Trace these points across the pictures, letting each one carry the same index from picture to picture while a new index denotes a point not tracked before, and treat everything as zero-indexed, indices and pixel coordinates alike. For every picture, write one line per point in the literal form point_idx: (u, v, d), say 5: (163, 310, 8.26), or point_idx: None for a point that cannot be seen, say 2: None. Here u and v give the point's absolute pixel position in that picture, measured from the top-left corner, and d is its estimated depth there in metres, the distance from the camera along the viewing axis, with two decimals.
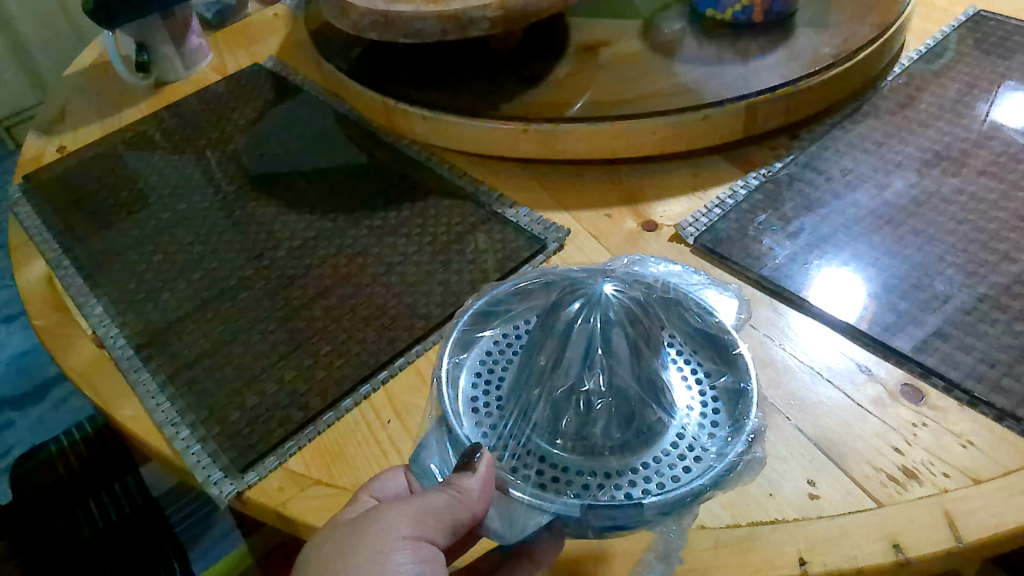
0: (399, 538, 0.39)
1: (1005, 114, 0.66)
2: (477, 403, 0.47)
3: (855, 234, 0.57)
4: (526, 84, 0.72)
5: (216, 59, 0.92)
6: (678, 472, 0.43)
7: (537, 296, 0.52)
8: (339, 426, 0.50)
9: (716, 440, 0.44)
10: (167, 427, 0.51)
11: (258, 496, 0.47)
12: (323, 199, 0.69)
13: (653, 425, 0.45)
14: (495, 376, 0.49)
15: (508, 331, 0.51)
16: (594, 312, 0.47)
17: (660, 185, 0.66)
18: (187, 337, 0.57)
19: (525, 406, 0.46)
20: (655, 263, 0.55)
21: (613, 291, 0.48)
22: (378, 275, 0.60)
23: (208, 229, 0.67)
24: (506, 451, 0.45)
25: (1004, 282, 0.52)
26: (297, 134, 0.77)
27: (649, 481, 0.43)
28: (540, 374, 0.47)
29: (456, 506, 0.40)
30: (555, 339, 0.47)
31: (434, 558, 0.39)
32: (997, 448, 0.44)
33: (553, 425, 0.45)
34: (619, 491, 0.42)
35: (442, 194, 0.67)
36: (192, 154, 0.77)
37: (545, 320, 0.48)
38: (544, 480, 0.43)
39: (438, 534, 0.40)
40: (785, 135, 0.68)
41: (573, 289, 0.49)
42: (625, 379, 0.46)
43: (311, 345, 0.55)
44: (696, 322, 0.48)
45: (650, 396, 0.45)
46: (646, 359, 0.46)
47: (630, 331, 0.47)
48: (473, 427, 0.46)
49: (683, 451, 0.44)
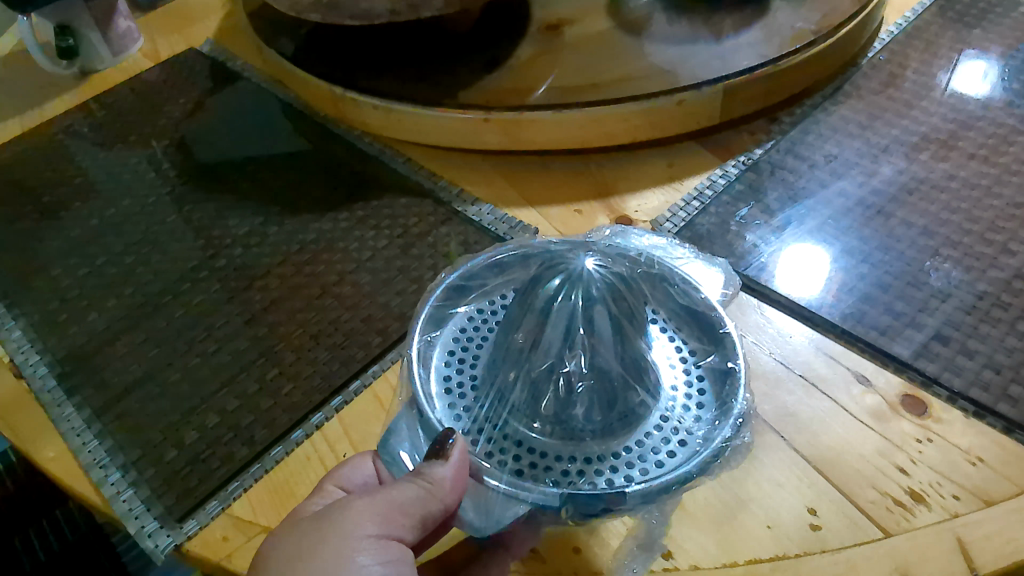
0: (364, 538, 0.35)
1: (963, 83, 0.64)
2: (451, 383, 0.43)
3: (843, 228, 0.53)
4: (484, 68, 0.67)
5: (147, 43, 0.84)
6: (663, 458, 0.39)
7: (515, 269, 0.46)
8: (289, 463, 0.45)
9: (701, 424, 0.40)
10: (95, 470, 0.45)
11: (199, 549, 0.42)
12: (268, 198, 0.62)
13: (636, 408, 0.41)
14: (469, 354, 0.44)
15: (485, 307, 0.47)
16: (576, 289, 0.41)
17: (633, 176, 0.61)
18: (117, 364, 0.51)
19: (501, 388, 0.42)
20: (638, 237, 0.52)
21: (596, 265, 0.42)
22: (329, 285, 0.55)
23: (141, 236, 0.61)
24: (481, 436, 0.41)
25: (1003, 277, 0.48)
26: (238, 126, 0.71)
27: (633, 467, 0.39)
28: (518, 355, 0.42)
29: (427, 499, 0.36)
30: (534, 317, 0.42)
31: (401, 558, 0.36)
32: (1008, 465, 0.40)
33: (532, 407, 0.41)
34: (601, 478, 0.39)
35: (398, 191, 0.61)
36: (122, 151, 0.69)
37: (524, 294, 0.43)
38: (521, 466, 0.40)
39: (405, 530, 0.36)
40: (764, 118, 0.64)
41: (552, 264, 0.43)
42: (607, 360, 0.41)
43: (256, 369, 0.50)
44: (681, 298, 0.44)
45: (634, 377, 0.41)
46: (631, 339, 0.41)
47: (613, 310, 0.41)
48: (446, 410, 0.42)
49: (668, 436, 0.40)
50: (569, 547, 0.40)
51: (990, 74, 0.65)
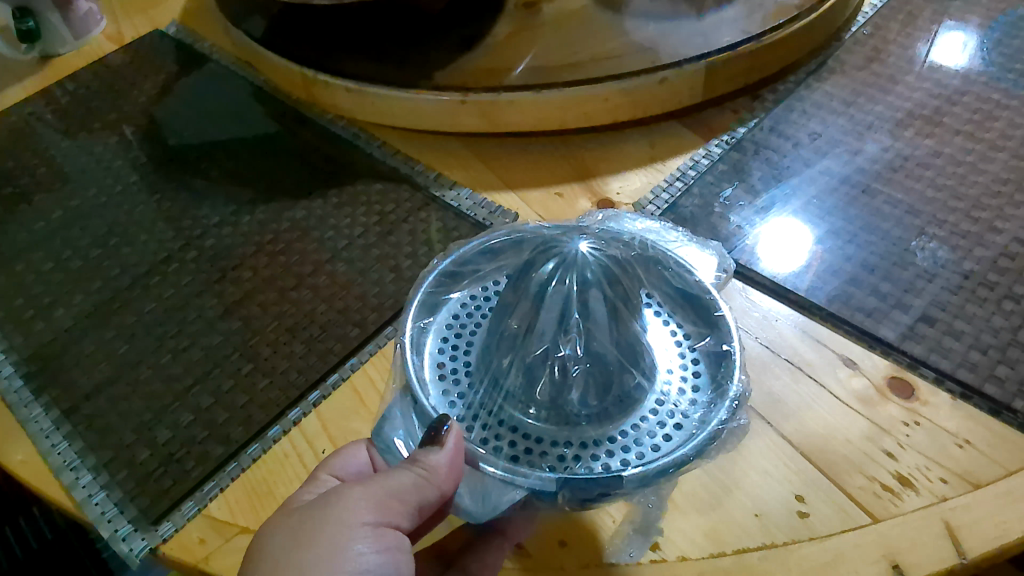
0: (360, 526, 0.34)
1: (942, 55, 0.64)
2: (445, 369, 0.41)
3: (828, 208, 0.52)
4: (460, 48, 0.65)
5: (110, 26, 0.81)
6: (659, 442, 0.38)
7: (508, 254, 0.45)
8: (267, 460, 0.44)
9: (697, 407, 0.39)
10: (65, 473, 0.44)
11: (175, 552, 0.40)
12: (240, 187, 0.61)
13: (632, 391, 0.40)
14: (463, 340, 0.43)
15: (477, 292, 0.45)
16: (570, 273, 0.40)
17: (614, 158, 0.60)
18: (86, 362, 0.50)
19: (495, 374, 0.40)
20: (632, 221, 0.50)
21: (590, 248, 0.41)
22: (304, 276, 0.53)
23: (108, 228, 0.59)
24: (476, 422, 0.39)
25: (990, 256, 0.48)
26: (206, 111, 0.68)
27: (629, 451, 0.38)
28: (512, 340, 0.41)
29: (424, 486, 0.35)
30: (528, 302, 0.41)
31: (399, 545, 0.35)
32: (996, 447, 0.40)
33: (527, 392, 0.40)
34: (597, 462, 0.37)
35: (374, 177, 0.60)
36: (86, 139, 0.67)
37: (518, 279, 0.42)
38: (517, 452, 0.39)
39: (403, 517, 0.35)
40: (747, 96, 0.63)
41: (546, 248, 0.42)
42: (603, 344, 0.40)
43: (231, 364, 0.48)
44: (676, 281, 0.43)
45: (630, 360, 0.40)
46: (626, 322, 0.41)
47: (608, 293, 0.40)
48: (439, 396, 0.40)
49: (663, 420, 0.39)
50: (555, 540, 0.40)
51: (970, 45, 0.64)
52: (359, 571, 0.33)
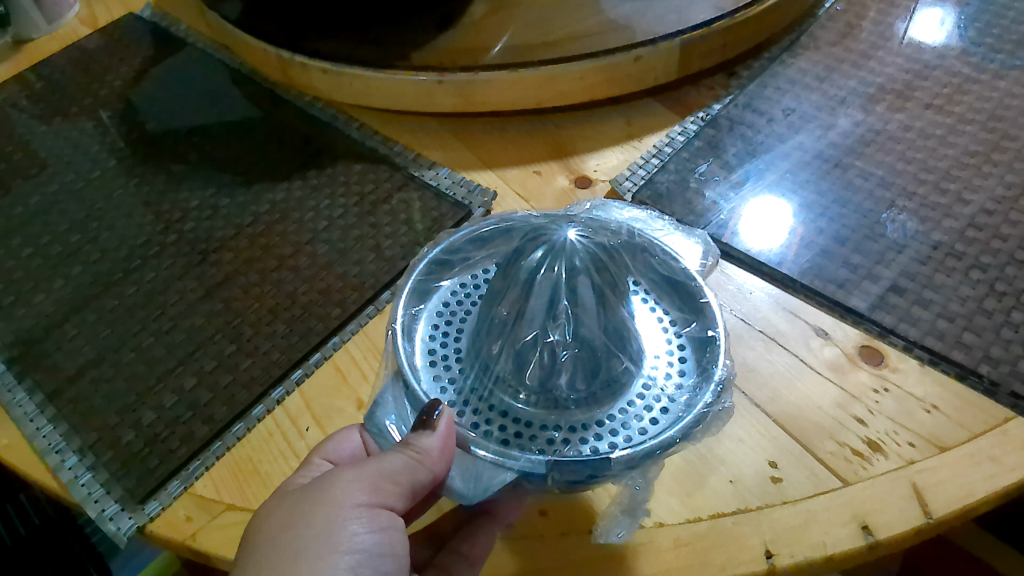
0: (353, 507, 0.34)
1: (921, 31, 0.64)
2: (435, 355, 0.42)
3: (802, 181, 0.53)
4: (437, 28, 0.65)
5: (84, 9, 0.80)
6: (646, 425, 0.39)
7: (497, 243, 0.45)
8: (251, 439, 0.44)
9: (683, 391, 0.40)
10: (51, 455, 0.44)
11: (163, 530, 0.41)
12: (219, 170, 0.61)
13: (620, 375, 0.40)
14: (453, 327, 0.43)
15: (467, 280, 0.45)
16: (559, 260, 0.41)
17: (591, 136, 0.60)
18: (68, 346, 0.50)
19: (485, 360, 0.41)
20: (619, 209, 0.50)
21: (578, 235, 0.42)
22: (285, 258, 0.54)
23: (86, 213, 0.59)
24: (467, 407, 0.40)
25: (958, 227, 0.49)
26: (183, 94, 0.68)
27: (617, 435, 0.38)
28: (501, 327, 0.41)
29: (416, 468, 0.35)
30: (517, 288, 0.41)
31: (392, 524, 0.35)
32: (961, 412, 0.41)
33: (517, 377, 0.41)
34: (585, 445, 0.38)
35: (353, 158, 0.60)
36: (62, 124, 0.66)
37: (507, 267, 0.42)
38: (507, 436, 0.39)
39: (397, 498, 0.35)
40: (722, 73, 0.64)
41: (534, 236, 0.43)
42: (591, 329, 0.41)
43: (213, 346, 0.49)
44: (662, 268, 0.43)
45: (617, 345, 0.40)
46: (614, 309, 0.41)
47: (596, 279, 0.41)
48: (430, 381, 0.41)
49: (650, 404, 0.39)
50: (535, 510, 0.41)
51: (947, 22, 0.65)
52: (353, 551, 0.34)
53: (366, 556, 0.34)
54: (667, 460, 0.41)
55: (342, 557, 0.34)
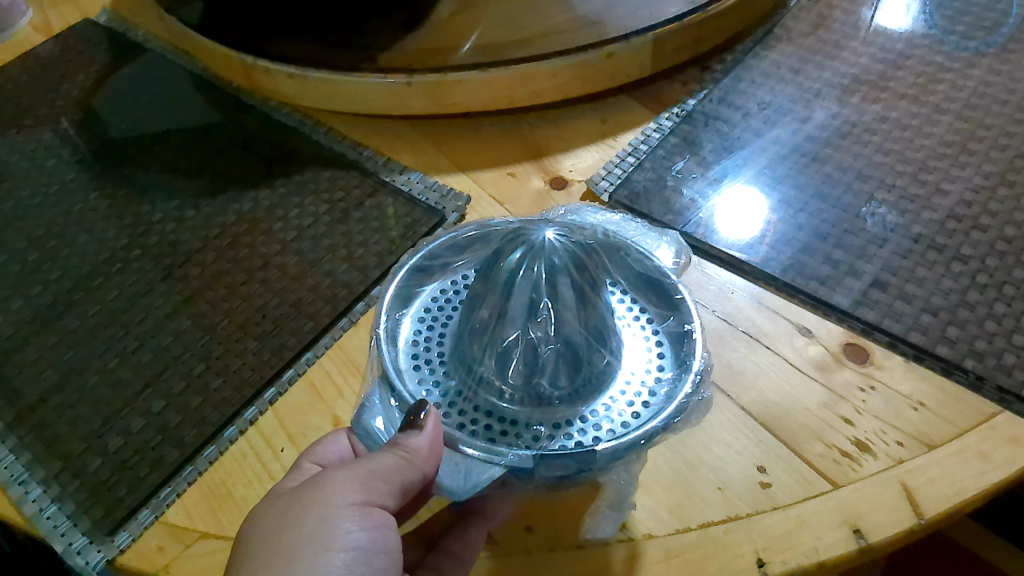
0: (347, 506, 0.33)
1: (887, 18, 0.64)
2: (419, 358, 0.41)
3: (779, 177, 0.52)
4: (405, 27, 0.63)
5: (37, 16, 0.77)
6: (628, 419, 0.38)
7: (476, 248, 0.44)
8: (224, 463, 0.43)
9: (664, 384, 0.39)
10: (13, 487, 0.42)
11: (133, 562, 0.39)
12: (182, 181, 0.59)
13: (602, 370, 0.39)
14: (436, 332, 0.42)
15: (447, 287, 0.44)
16: (538, 260, 0.40)
17: (566, 134, 0.59)
18: (29, 371, 0.48)
19: (468, 361, 0.40)
20: (592, 214, 0.49)
21: (556, 235, 0.41)
22: (254, 271, 0.52)
23: (44, 231, 0.56)
24: (453, 408, 0.39)
25: (938, 218, 0.48)
26: (144, 103, 0.66)
27: (600, 428, 0.37)
28: (483, 328, 0.40)
29: (405, 468, 0.34)
30: (497, 292, 0.41)
31: (385, 523, 0.34)
32: (948, 407, 0.41)
33: (500, 376, 0.39)
34: (569, 441, 0.37)
35: (322, 163, 0.58)
36: (16, 137, 0.64)
37: (487, 270, 0.42)
38: (493, 435, 0.38)
39: (389, 498, 0.34)
40: (696, 67, 0.63)
41: (512, 237, 0.42)
42: (572, 326, 0.40)
43: (183, 365, 0.47)
44: (636, 266, 0.42)
45: (598, 340, 0.40)
46: (594, 305, 0.40)
47: (576, 278, 0.41)
48: (416, 386, 0.39)
49: (631, 400, 0.38)
50: (522, 525, 0.40)
51: (912, 8, 0.65)
52: (347, 549, 0.32)
53: (361, 553, 0.32)
54: (653, 466, 0.41)
55: (336, 555, 0.32)
